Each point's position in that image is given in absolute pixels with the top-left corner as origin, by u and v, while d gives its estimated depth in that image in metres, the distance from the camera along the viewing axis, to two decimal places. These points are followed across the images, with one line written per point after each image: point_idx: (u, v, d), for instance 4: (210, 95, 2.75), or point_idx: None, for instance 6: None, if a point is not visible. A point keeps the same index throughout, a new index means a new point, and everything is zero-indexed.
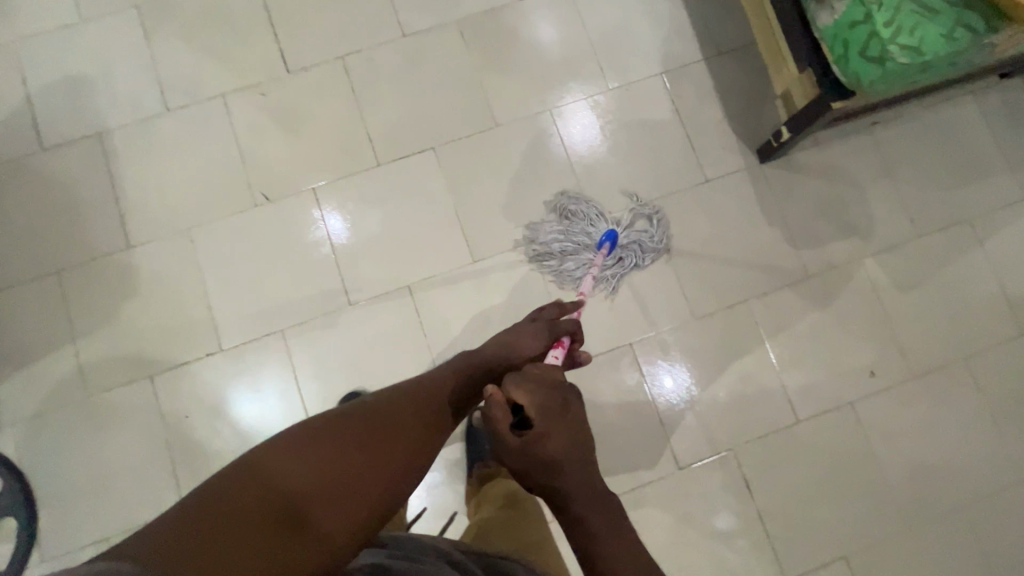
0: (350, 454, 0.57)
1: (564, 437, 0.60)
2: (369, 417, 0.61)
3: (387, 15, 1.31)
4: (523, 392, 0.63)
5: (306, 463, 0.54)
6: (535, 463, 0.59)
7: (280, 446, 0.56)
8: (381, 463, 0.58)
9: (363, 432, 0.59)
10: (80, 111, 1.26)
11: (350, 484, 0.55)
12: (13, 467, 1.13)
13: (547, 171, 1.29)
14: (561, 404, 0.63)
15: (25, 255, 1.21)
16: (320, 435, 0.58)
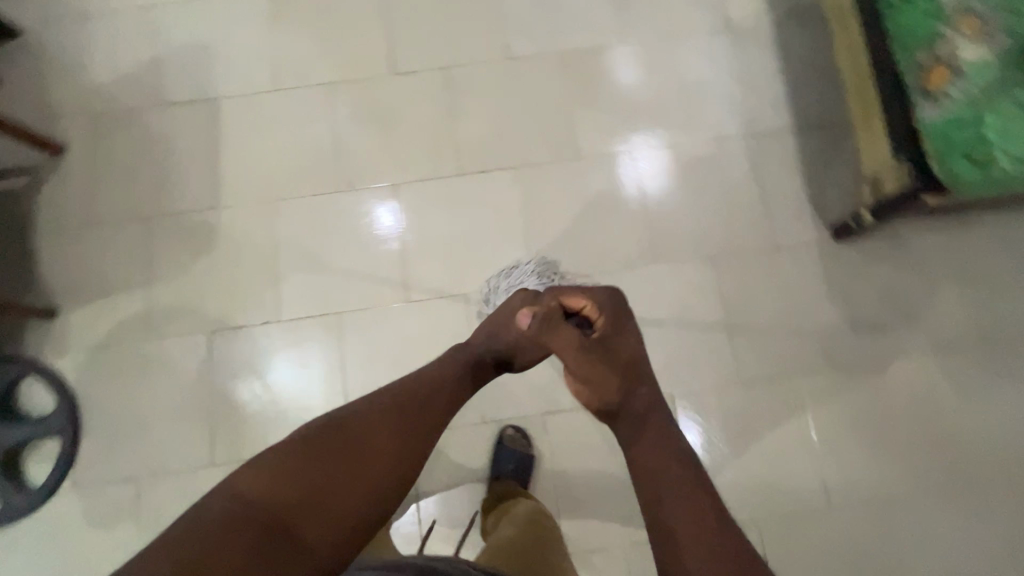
0: (327, 460, 0.59)
1: (628, 334, 0.76)
2: (346, 425, 0.63)
3: (496, 36, 1.37)
4: (580, 298, 0.78)
5: (280, 476, 0.57)
6: (605, 357, 0.74)
7: (254, 468, 0.59)
8: (363, 463, 0.60)
9: (338, 439, 0.62)
10: (198, 76, 1.35)
11: (331, 487, 0.58)
12: (67, 391, 1.18)
13: (618, 210, 1.32)
14: (614, 308, 0.78)
15: (122, 197, 1.29)
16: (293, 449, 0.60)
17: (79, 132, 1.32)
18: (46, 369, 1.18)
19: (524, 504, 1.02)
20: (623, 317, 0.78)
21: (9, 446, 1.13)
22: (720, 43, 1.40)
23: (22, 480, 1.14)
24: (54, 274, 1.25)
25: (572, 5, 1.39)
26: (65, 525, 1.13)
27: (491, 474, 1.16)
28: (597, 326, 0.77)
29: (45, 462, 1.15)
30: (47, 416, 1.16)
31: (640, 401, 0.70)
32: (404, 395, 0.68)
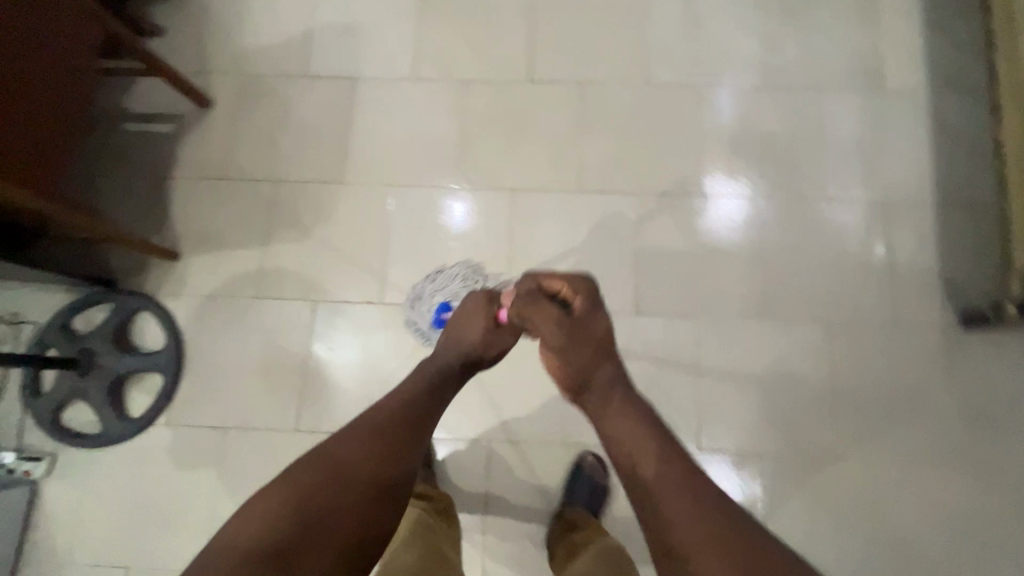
0: (313, 495, 0.61)
1: (602, 316, 0.75)
2: (324, 460, 0.65)
3: (637, 60, 1.37)
4: (557, 281, 0.77)
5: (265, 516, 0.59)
6: (580, 335, 0.74)
7: (241, 515, 0.60)
8: (348, 494, 0.62)
9: (320, 474, 0.63)
10: (344, 54, 1.40)
11: (323, 517, 0.60)
12: (177, 331, 1.23)
13: (733, 253, 1.28)
14: (590, 295, 0.76)
15: (255, 156, 1.35)
16: (278, 487, 0.62)
17: (227, 89, 1.38)
18: (162, 308, 1.24)
19: (595, 539, 0.99)
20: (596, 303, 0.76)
21: (120, 373, 1.19)
22: (867, 102, 1.34)
23: (123, 409, 1.20)
24: (181, 218, 1.31)
25: (719, 42, 1.38)
26: (153, 458, 1.18)
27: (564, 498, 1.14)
28: (576, 306, 0.76)
29: (145, 396, 1.21)
30: (156, 353, 1.21)
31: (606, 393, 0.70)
32: (382, 417, 0.69)
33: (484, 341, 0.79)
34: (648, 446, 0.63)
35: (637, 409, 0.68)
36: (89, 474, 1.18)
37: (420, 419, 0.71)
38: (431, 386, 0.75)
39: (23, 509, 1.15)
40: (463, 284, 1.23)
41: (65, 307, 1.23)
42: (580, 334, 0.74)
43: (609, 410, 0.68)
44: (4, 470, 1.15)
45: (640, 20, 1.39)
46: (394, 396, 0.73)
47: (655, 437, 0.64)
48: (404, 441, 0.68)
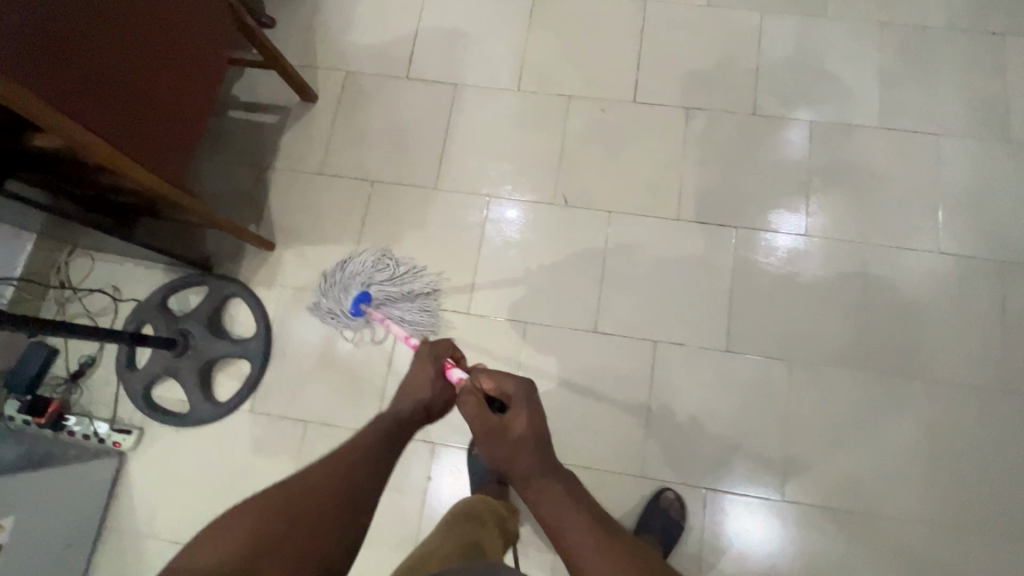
0: (271, 523, 0.59)
1: (527, 416, 0.70)
2: (282, 489, 0.63)
3: (748, 91, 1.33)
4: (492, 380, 0.74)
5: (219, 541, 0.57)
6: (499, 433, 0.69)
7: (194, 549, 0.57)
8: (306, 522, 0.60)
9: (277, 500, 0.62)
10: (449, 60, 1.40)
11: (276, 545, 0.58)
12: (269, 320, 1.25)
13: (833, 299, 1.23)
14: (521, 394, 0.72)
15: (353, 155, 1.36)
16: (233, 514, 0.60)
17: (330, 85, 1.40)
18: (255, 295, 1.26)
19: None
20: (523, 400, 0.72)
21: (212, 357, 1.21)
22: (991, 155, 1.28)
23: (210, 391, 1.22)
24: (278, 209, 1.33)
25: (834, 78, 1.33)
26: (236, 444, 1.20)
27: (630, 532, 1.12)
28: (510, 405, 0.72)
29: (234, 381, 1.23)
30: (247, 340, 1.24)
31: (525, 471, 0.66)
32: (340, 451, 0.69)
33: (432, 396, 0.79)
34: (567, 518, 0.62)
35: (554, 488, 0.64)
36: (173, 452, 1.21)
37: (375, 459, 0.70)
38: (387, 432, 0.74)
39: (111, 479, 1.18)
40: (376, 267, 1.24)
41: (163, 286, 1.26)
42: (498, 433, 0.69)
43: (525, 484, 0.65)
44: (96, 439, 1.19)
45: (753, 50, 1.35)
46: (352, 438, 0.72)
47: (575, 509, 0.62)
48: (362, 473, 0.67)
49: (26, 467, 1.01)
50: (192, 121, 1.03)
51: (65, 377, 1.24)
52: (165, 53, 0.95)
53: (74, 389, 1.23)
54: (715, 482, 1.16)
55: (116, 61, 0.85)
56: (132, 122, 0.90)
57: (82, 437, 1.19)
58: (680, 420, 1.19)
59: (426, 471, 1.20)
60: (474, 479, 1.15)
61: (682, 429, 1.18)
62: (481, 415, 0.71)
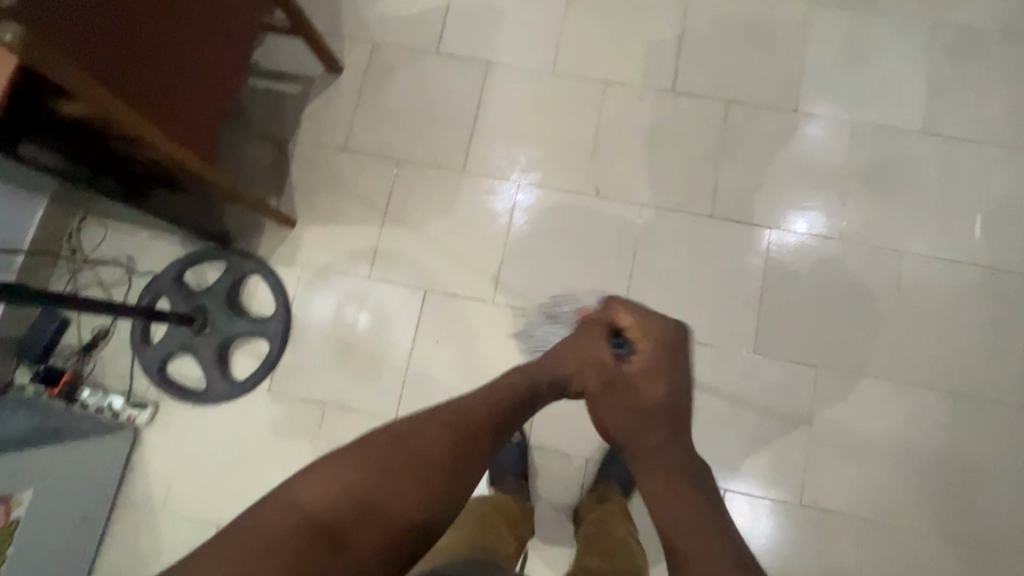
0: (395, 486, 0.50)
1: (666, 382, 0.64)
2: (414, 441, 0.53)
3: (790, 87, 1.29)
4: (627, 316, 0.67)
5: (345, 483, 0.49)
6: (625, 393, 0.64)
7: (312, 473, 0.50)
8: (431, 497, 0.51)
9: (408, 454, 0.52)
10: (481, 36, 1.34)
11: (398, 517, 0.50)
12: (286, 299, 1.22)
13: (864, 306, 1.22)
14: (664, 345, 0.65)
15: (379, 132, 1.31)
16: (353, 453, 0.52)
17: (356, 57, 1.34)
18: (274, 274, 1.22)
19: (620, 531, 0.94)
20: (658, 349, 0.65)
21: (230, 335, 1.19)
22: None
23: (228, 370, 1.20)
24: (299, 185, 1.28)
25: (881, 78, 1.29)
26: (252, 425, 1.19)
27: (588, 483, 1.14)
28: (639, 355, 0.65)
29: (252, 359, 1.21)
30: (267, 320, 1.21)
31: (648, 443, 0.61)
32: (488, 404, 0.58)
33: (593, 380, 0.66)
34: (679, 503, 0.56)
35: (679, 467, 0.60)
36: (188, 429, 1.19)
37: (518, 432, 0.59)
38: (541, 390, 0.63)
39: (125, 454, 1.17)
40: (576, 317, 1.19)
41: (178, 260, 1.22)
42: (626, 397, 0.64)
43: (647, 454, 0.61)
44: (110, 413, 1.17)
45: (798, 44, 1.31)
46: (501, 391, 0.60)
47: (694, 497, 0.57)
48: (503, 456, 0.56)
49: (46, 438, 1.00)
50: (218, 89, 0.98)
51: (77, 348, 1.21)
52: (195, 15, 0.89)
53: (87, 361, 1.21)
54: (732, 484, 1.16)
55: (144, 23, 0.79)
56: (158, 89, 0.85)
57: (95, 411, 1.17)
58: (702, 421, 1.18)
59: None
60: (494, 471, 1.14)
61: (704, 430, 1.18)
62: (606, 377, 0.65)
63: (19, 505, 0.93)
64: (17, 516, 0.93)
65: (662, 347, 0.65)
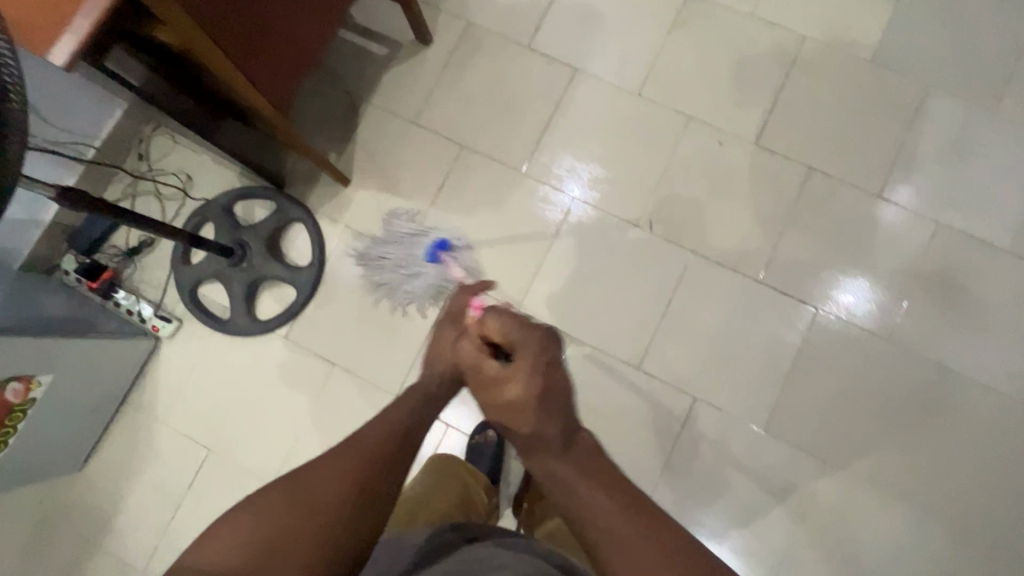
0: (277, 535, 0.57)
1: (522, 385, 0.64)
2: (296, 487, 0.60)
3: (880, 169, 1.22)
4: (495, 327, 0.67)
5: (231, 545, 0.56)
6: (494, 388, 0.66)
7: (204, 542, 0.57)
8: (309, 540, 0.57)
9: (282, 507, 0.58)
10: (577, 40, 1.30)
11: (279, 558, 0.56)
12: (323, 253, 1.24)
13: (892, 414, 1.16)
14: (532, 347, 0.65)
15: (451, 113, 1.29)
16: (249, 510, 0.58)
17: (449, 32, 1.32)
18: (316, 225, 1.24)
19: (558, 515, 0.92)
20: (527, 353, 0.65)
21: (263, 276, 1.22)
22: None
23: (254, 307, 1.24)
24: (363, 145, 1.29)
25: (980, 184, 1.21)
26: (263, 365, 1.23)
27: (528, 472, 1.14)
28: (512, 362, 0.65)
29: (278, 303, 1.24)
30: (299, 270, 1.23)
31: (528, 429, 0.64)
32: (360, 442, 0.64)
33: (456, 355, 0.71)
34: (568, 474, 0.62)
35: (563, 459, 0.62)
36: (205, 352, 1.24)
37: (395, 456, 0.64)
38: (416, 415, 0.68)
39: (141, 360, 1.22)
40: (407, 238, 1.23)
41: (232, 190, 1.25)
42: (491, 392, 0.67)
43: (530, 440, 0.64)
44: (138, 318, 1.23)
45: (902, 125, 1.23)
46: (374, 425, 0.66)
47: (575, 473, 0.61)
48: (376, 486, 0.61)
49: (63, 332, 1.03)
50: (303, 37, 0.98)
51: (122, 250, 1.27)
52: None
53: (128, 264, 1.26)
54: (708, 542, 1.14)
55: None
56: (249, 29, 0.85)
57: (125, 312, 1.23)
58: (693, 482, 1.16)
59: (432, 448, 1.20)
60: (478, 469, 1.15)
61: (692, 491, 1.15)
62: (479, 373, 0.68)
63: (38, 387, 0.99)
64: (35, 396, 0.99)
65: (531, 350, 0.65)
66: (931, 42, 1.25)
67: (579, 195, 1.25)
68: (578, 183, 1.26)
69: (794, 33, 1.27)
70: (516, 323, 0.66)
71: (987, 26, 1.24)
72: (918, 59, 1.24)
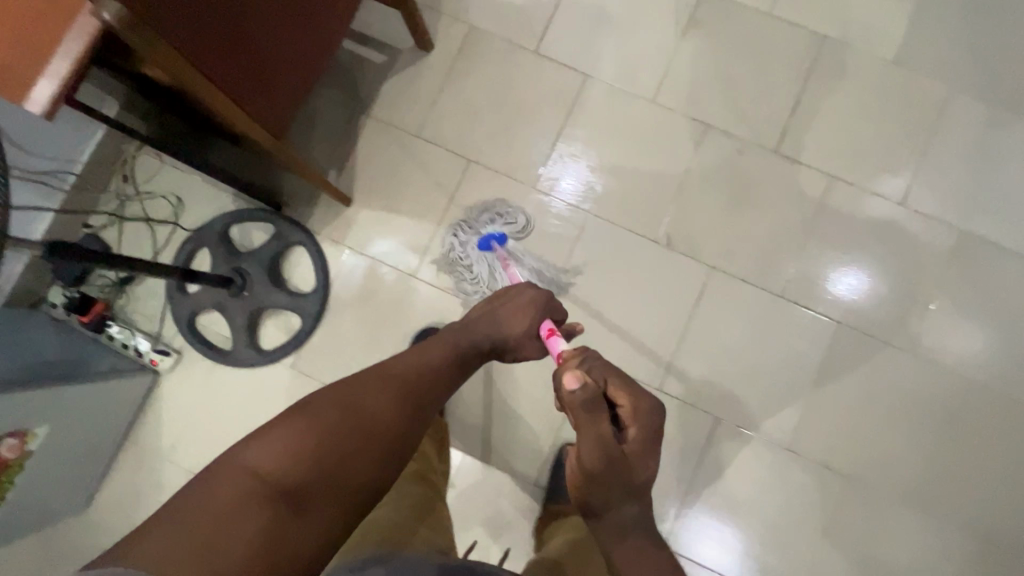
0: (335, 450, 0.59)
1: (652, 470, 0.70)
2: (353, 406, 0.62)
3: (904, 177, 1.18)
4: (626, 396, 0.67)
5: (290, 450, 0.57)
6: (620, 471, 0.66)
7: (264, 441, 0.57)
8: (365, 459, 0.60)
9: (343, 424, 0.60)
10: (587, 44, 1.23)
11: (338, 470, 0.58)
12: (327, 280, 1.18)
13: (916, 428, 1.15)
14: (657, 426, 0.68)
15: (456, 126, 1.23)
16: (306, 421, 0.59)
17: (452, 37, 1.24)
18: (319, 252, 1.18)
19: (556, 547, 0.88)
20: (649, 434, 0.67)
21: (265, 305, 1.16)
22: None
23: (256, 338, 1.18)
24: (364, 162, 1.22)
25: (1005, 190, 1.17)
26: (268, 398, 1.18)
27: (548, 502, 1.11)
28: (632, 437, 0.67)
29: (281, 332, 1.19)
30: (303, 298, 1.18)
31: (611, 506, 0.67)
32: (407, 371, 0.68)
33: (521, 339, 0.76)
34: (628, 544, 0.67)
35: (636, 531, 0.68)
36: (208, 384, 1.18)
37: (438, 394, 0.70)
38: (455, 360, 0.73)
39: (142, 395, 1.17)
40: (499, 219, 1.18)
41: (228, 213, 1.18)
42: (624, 475, 0.66)
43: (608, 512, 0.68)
44: (135, 352, 1.17)
45: (925, 129, 1.19)
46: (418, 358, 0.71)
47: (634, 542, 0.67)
48: (413, 418, 0.66)
49: (53, 379, 0.96)
50: (313, 70, 0.90)
51: (113, 280, 1.20)
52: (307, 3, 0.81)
53: (120, 294, 1.20)
54: (709, 531, 1.14)
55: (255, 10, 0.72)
56: (254, 64, 0.77)
57: (120, 346, 1.16)
58: (716, 503, 1.14)
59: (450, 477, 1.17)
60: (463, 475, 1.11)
61: (715, 512, 1.14)
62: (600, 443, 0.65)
63: (33, 440, 0.93)
64: (30, 449, 0.93)
65: (654, 432, 0.68)
66: (955, 40, 1.20)
67: (571, 184, 1.21)
68: (573, 179, 1.21)
69: (813, 33, 1.21)
70: (648, 395, 0.68)
71: (1012, 22, 1.20)
72: (942, 58, 1.20)
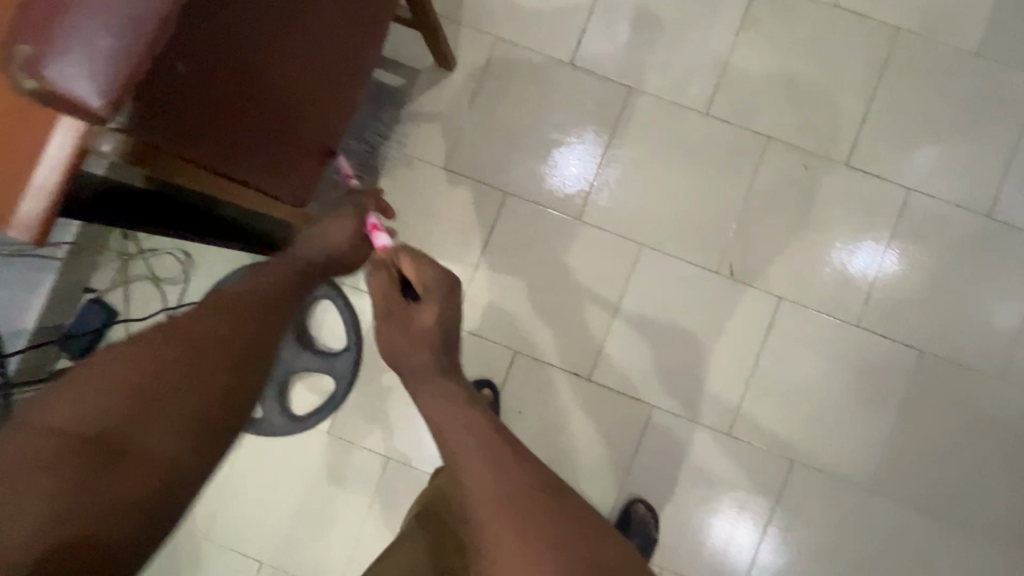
0: (153, 380, 0.56)
1: (432, 309, 0.69)
2: (174, 331, 0.60)
3: (991, 184, 1.06)
4: (409, 262, 0.71)
5: (93, 398, 0.53)
6: (402, 321, 0.69)
7: (59, 391, 0.52)
8: (193, 383, 0.59)
9: (166, 352, 0.58)
10: (628, 52, 1.09)
11: (162, 399, 0.56)
12: (359, 337, 1.08)
13: (1010, 458, 1.06)
14: (444, 288, 0.70)
15: (488, 153, 1.10)
16: (117, 358, 0.55)
17: (475, 52, 1.10)
18: (349, 306, 1.08)
19: None
20: (439, 295, 0.70)
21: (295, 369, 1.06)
22: None
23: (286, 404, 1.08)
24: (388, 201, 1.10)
25: None
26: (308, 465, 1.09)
27: None
28: (421, 300, 0.70)
29: (313, 395, 1.09)
30: (335, 357, 1.08)
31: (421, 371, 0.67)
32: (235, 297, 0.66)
33: (348, 245, 0.79)
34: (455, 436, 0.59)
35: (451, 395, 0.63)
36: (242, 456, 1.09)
37: (274, 313, 0.69)
38: (285, 281, 0.72)
39: None
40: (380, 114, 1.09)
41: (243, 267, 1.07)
42: (403, 322, 0.69)
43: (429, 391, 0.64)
44: None
45: (1012, 128, 1.06)
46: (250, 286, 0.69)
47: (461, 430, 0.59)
48: (251, 341, 0.65)
49: None
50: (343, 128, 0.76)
51: None
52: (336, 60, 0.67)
53: None
54: (741, 549, 1.07)
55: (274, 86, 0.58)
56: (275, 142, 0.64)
57: None
58: (798, 549, 1.07)
59: None
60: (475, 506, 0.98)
61: (797, 559, 1.06)
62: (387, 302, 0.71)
63: None
64: None
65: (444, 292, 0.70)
66: None
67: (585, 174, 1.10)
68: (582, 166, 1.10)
69: (883, 25, 1.07)
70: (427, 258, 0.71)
71: None
72: None
